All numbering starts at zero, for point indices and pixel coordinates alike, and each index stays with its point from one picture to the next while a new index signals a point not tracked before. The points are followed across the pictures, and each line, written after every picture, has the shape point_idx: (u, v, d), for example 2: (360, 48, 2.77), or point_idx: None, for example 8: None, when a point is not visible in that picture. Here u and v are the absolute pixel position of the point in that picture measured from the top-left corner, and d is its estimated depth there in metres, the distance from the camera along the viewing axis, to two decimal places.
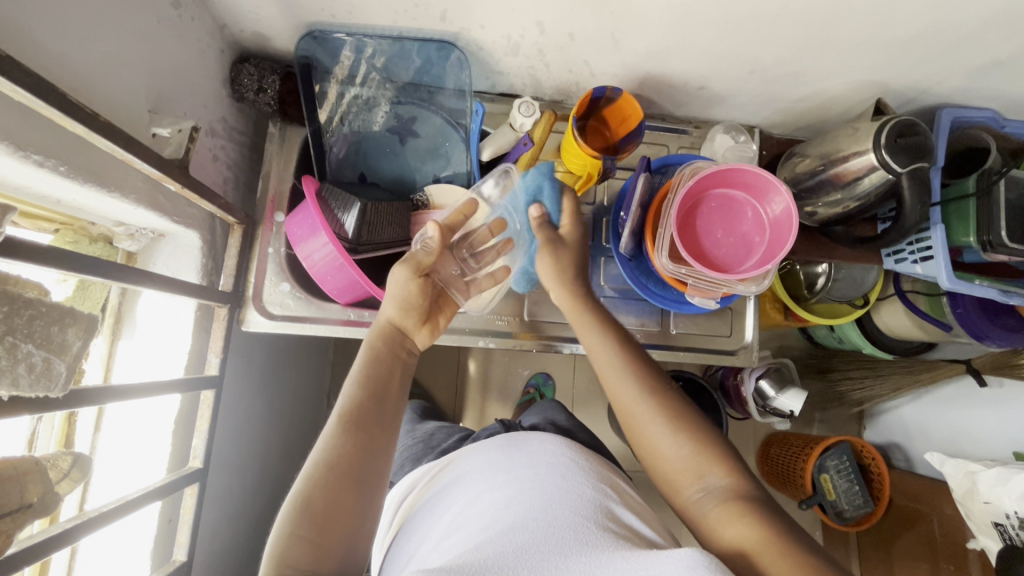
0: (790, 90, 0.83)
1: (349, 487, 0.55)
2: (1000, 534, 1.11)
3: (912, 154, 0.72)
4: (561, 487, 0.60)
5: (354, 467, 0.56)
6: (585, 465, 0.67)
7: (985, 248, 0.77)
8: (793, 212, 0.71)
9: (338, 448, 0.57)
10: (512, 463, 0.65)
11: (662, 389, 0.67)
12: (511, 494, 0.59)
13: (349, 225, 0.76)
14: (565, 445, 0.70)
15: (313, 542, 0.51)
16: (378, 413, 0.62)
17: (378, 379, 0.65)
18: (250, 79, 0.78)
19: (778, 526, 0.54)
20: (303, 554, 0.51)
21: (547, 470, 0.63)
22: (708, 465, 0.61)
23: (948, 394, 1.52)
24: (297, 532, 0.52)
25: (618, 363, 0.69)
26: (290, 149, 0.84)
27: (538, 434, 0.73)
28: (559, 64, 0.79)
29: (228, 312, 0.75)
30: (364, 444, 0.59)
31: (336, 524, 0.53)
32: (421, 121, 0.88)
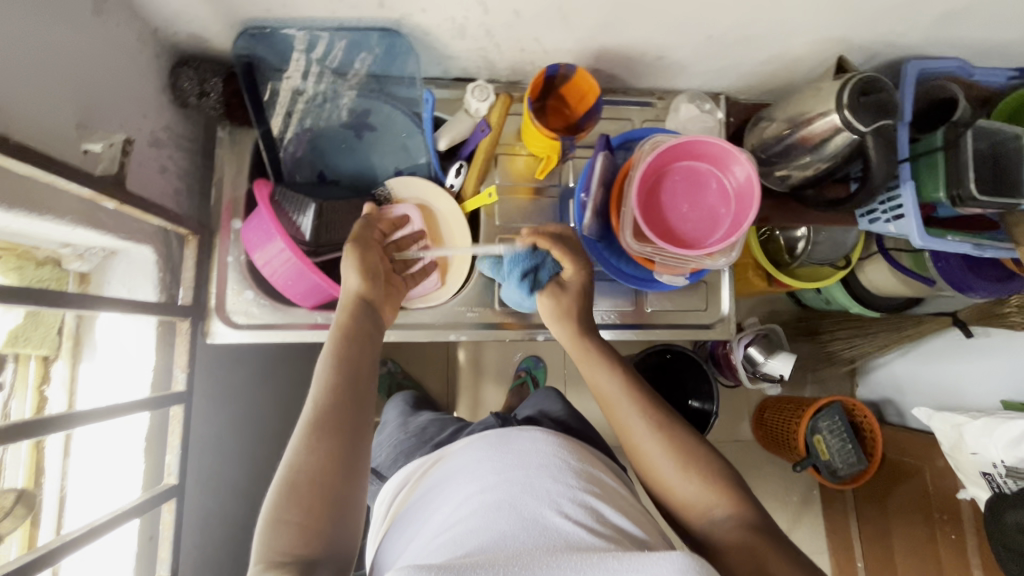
0: (751, 53, 0.80)
1: (327, 485, 0.54)
2: (988, 483, 1.13)
3: (876, 112, 0.70)
4: (550, 490, 0.60)
5: (330, 461, 0.55)
6: (574, 463, 0.66)
7: (955, 202, 0.75)
8: (755, 180, 0.69)
9: (313, 443, 0.56)
10: (505, 464, 0.64)
11: (673, 426, 0.68)
12: (504, 500, 0.58)
13: (305, 226, 0.74)
14: (556, 443, 0.68)
15: (298, 532, 0.52)
16: (345, 414, 0.59)
17: (356, 377, 0.62)
18: (189, 83, 0.75)
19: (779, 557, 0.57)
20: (291, 545, 0.51)
21: (538, 473, 0.63)
22: (715, 496, 0.63)
23: (937, 347, 1.52)
24: (283, 519, 0.52)
25: (626, 402, 0.70)
26: (242, 153, 0.82)
27: (528, 427, 0.71)
28: (510, 43, 0.77)
29: (190, 325, 0.73)
30: (343, 433, 0.57)
31: (321, 510, 0.53)
32: (375, 112, 0.85)
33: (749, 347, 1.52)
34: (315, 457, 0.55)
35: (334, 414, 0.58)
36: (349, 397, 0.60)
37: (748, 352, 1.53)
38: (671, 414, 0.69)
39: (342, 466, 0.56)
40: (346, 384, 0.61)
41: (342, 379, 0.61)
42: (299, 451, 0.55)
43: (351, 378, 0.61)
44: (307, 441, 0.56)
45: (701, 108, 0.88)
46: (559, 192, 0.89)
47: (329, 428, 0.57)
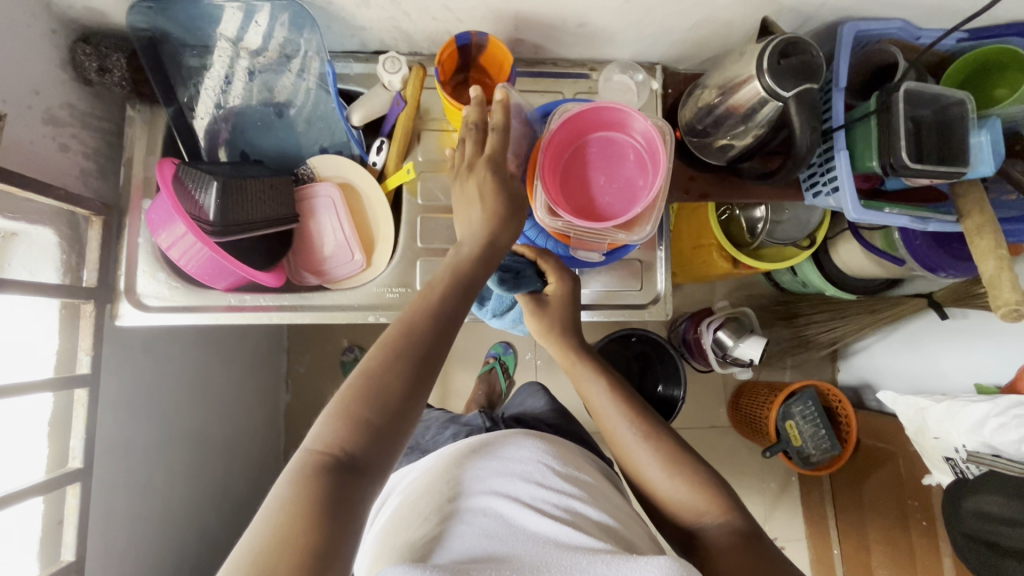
0: (679, 17, 0.76)
1: (393, 402, 0.51)
2: (951, 468, 1.08)
3: (798, 75, 0.66)
4: (530, 498, 0.61)
5: (411, 372, 0.53)
6: (560, 469, 0.67)
7: (888, 171, 0.71)
8: (659, 138, 0.68)
9: (388, 357, 0.53)
10: (492, 473, 0.65)
11: (660, 434, 0.68)
12: (490, 507, 0.61)
13: (209, 205, 0.70)
14: (540, 445, 0.70)
15: (353, 433, 0.49)
16: (430, 347, 0.55)
17: (447, 308, 0.58)
18: (88, 59, 0.73)
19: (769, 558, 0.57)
20: (353, 444, 0.49)
21: (524, 479, 0.64)
22: (705, 502, 0.63)
23: (916, 329, 1.47)
24: (349, 417, 0.50)
25: (612, 410, 0.69)
26: (155, 132, 0.80)
27: (512, 432, 0.72)
28: (419, 11, 0.73)
29: (94, 308, 0.72)
30: (418, 364, 0.54)
31: (380, 420, 0.50)
32: (291, 89, 0.83)
33: (719, 331, 1.49)
34: (398, 374, 0.52)
35: (419, 336, 0.55)
36: (442, 328, 0.57)
37: (717, 336, 1.50)
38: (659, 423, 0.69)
39: (409, 394, 0.52)
40: (443, 312, 0.57)
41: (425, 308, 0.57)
42: (387, 356, 0.53)
43: (449, 311, 0.58)
44: (392, 351, 0.53)
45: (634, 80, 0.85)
46: None
47: (404, 350, 0.54)
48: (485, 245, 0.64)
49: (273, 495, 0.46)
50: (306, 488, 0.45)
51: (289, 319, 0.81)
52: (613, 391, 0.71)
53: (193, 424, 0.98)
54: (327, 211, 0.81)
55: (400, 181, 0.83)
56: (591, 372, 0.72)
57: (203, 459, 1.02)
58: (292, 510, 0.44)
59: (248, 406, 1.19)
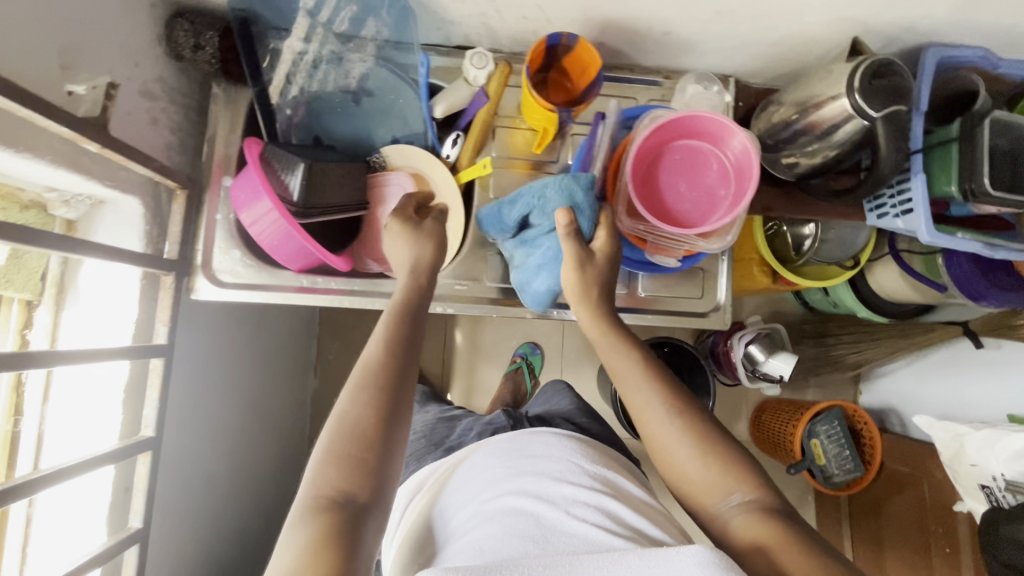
0: (765, 32, 0.77)
1: (373, 434, 0.56)
2: (986, 496, 1.09)
3: (888, 96, 0.67)
4: (565, 497, 0.60)
5: (381, 408, 0.57)
6: (590, 468, 0.66)
7: (968, 197, 0.72)
8: (753, 150, 0.67)
9: (367, 394, 0.57)
10: (517, 470, 0.65)
11: (688, 407, 0.64)
12: (518, 504, 0.59)
13: (294, 186, 0.72)
14: (571, 447, 0.69)
15: (346, 471, 0.53)
16: (395, 385, 0.59)
17: (405, 340, 0.63)
18: (184, 35, 0.74)
19: (800, 532, 0.54)
20: (342, 480, 0.53)
21: (554, 477, 0.63)
22: (732, 482, 0.59)
23: (946, 357, 1.47)
24: (332, 459, 0.54)
25: (640, 383, 0.66)
26: (237, 111, 0.81)
27: (543, 434, 0.72)
28: (511, 9, 0.74)
29: (174, 280, 0.73)
30: (385, 390, 0.58)
31: (364, 455, 0.54)
32: (371, 77, 0.82)
33: (750, 345, 1.48)
34: (369, 406, 0.57)
35: (389, 366, 0.60)
36: (402, 345, 0.63)
37: (748, 350, 1.49)
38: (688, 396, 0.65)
39: (387, 415, 0.57)
40: (400, 341, 0.63)
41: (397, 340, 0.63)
42: (353, 396, 0.58)
43: (405, 338, 0.64)
44: (364, 386, 0.58)
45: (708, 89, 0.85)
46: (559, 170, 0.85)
47: (372, 384, 0.58)
48: (411, 268, 0.71)
49: (282, 545, 0.50)
50: (315, 532, 0.49)
51: (358, 304, 0.82)
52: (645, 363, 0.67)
53: (243, 404, 0.99)
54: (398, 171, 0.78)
55: (472, 175, 0.82)
56: (621, 342, 0.69)
57: (248, 438, 1.02)
58: (302, 551, 0.47)
59: (283, 390, 1.19)
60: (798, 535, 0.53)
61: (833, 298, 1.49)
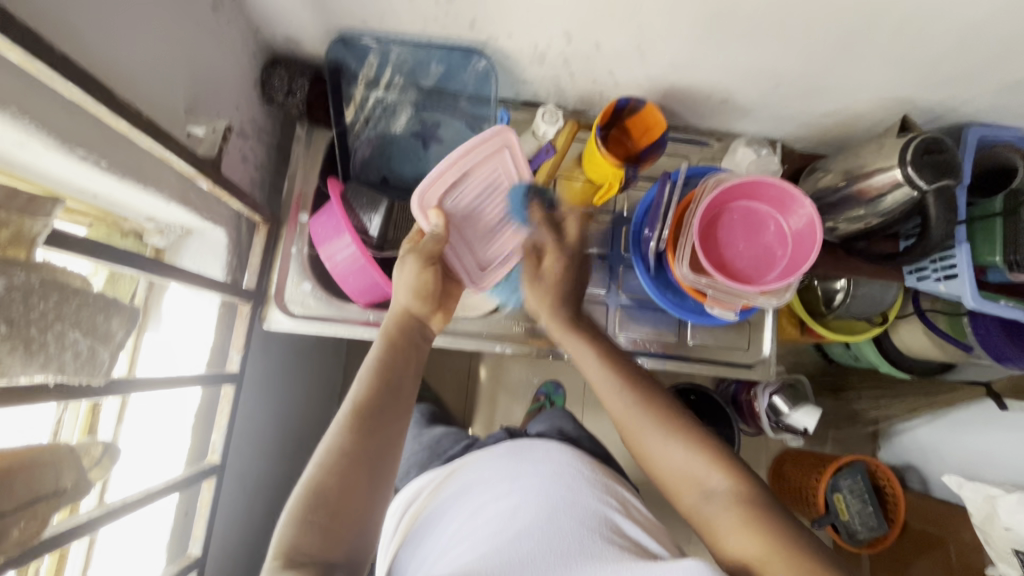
0: (815, 105, 0.83)
1: (354, 483, 0.53)
2: (1020, 561, 1.08)
3: (939, 171, 0.72)
4: (565, 500, 0.57)
5: (364, 462, 0.54)
6: (591, 476, 0.63)
7: (1011, 267, 0.76)
8: (816, 224, 0.73)
9: (352, 438, 0.55)
10: (518, 473, 0.62)
11: (655, 398, 0.64)
12: (521, 507, 0.55)
13: (374, 226, 0.77)
14: (572, 454, 0.67)
15: (321, 534, 0.49)
16: (380, 441, 0.56)
17: (393, 372, 0.62)
18: (280, 82, 0.80)
19: (787, 530, 0.52)
20: (311, 546, 0.49)
21: (552, 480, 0.60)
22: (709, 468, 0.58)
23: (966, 417, 1.47)
24: (308, 519, 0.49)
25: (601, 378, 0.67)
26: (316, 151, 0.86)
27: (543, 441, 0.70)
28: (583, 73, 0.80)
29: (251, 309, 0.76)
30: (376, 436, 0.56)
31: (348, 512, 0.51)
32: (444, 126, 0.88)
33: (774, 396, 1.49)
34: (360, 444, 0.55)
35: (374, 410, 0.58)
36: (394, 394, 0.60)
37: (772, 401, 1.49)
38: (654, 390, 0.65)
39: (372, 461, 0.55)
40: (387, 381, 0.61)
41: (384, 373, 0.61)
42: (337, 443, 0.54)
43: (394, 380, 0.61)
44: (347, 434, 0.55)
45: (758, 152, 0.90)
46: (612, 220, 0.91)
47: (360, 426, 0.56)
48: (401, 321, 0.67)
49: None
50: None
51: None
52: (602, 358, 0.68)
53: (290, 434, 0.99)
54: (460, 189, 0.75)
55: None
56: (574, 336, 0.71)
57: (291, 469, 1.02)
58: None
59: (322, 424, 1.17)
60: (781, 533, 0.52)
61: (854, 351, 1.49)
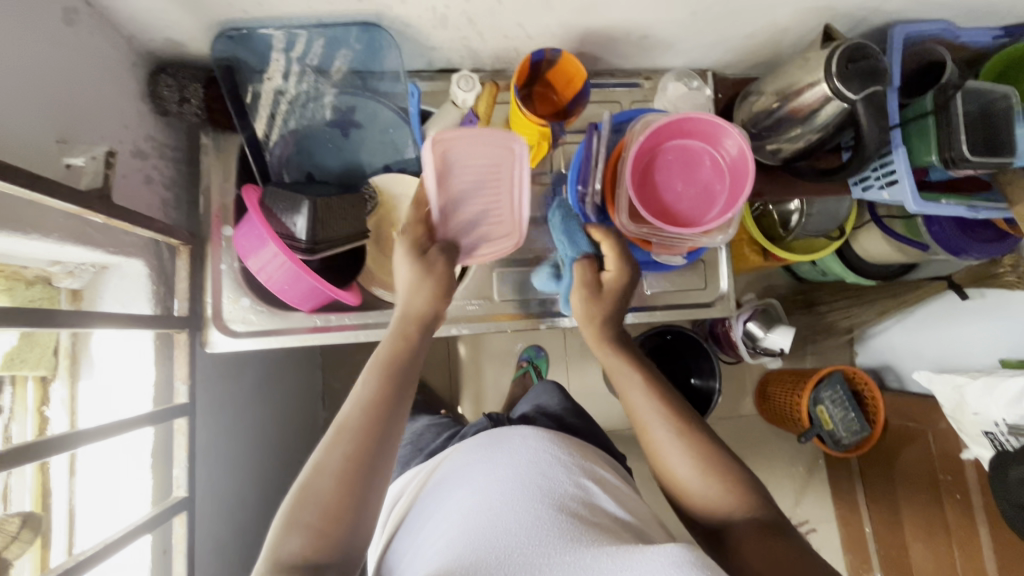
0: (738, 27, 0.80)
1: (347, 489, 0.53)
2: (991, 442, 1.13)
3: (865, 79, 0.70)
4: (539, 486, 0.57)
5: (359, 474, 0.54)
6: (564, 458, 0.63)
7: (948, 164, 0.76)
8: (747, 153, 0.71)
9: (342, 448, 0.55)
10: (491, 463, 0.62)
11: (690, 424, 0.67)
12: (489, 503, 0.55)
13: (300, 225, 0.72)
14: (546, 440, 0.66)
15: (313, 539, 0.51)
16: (369, 451, 0.56)
17: (387, 382, 0.61)
18: (170, 90, 0.73)
19: (805, 555, 0.57)
20: (303, 548, 0.50)
21: (524, 468, 0.60)
22: (734, 494, 0.62)
23: (933, 312, 1.50)
24: (300, 525, 0.51)
25: (648, 409, 0.68)
26: (228, 159, 0.81)
27: (520, 427, 0.69)
28: (493, 30, 0.75)
29: (188, 336, 0.72)
30: (361, 441, 0.56)
31: (338, 515, 0.52)
32: (360, 110, 0.84)
33: (749, 323, 1.51)
34: (348, 454, 0.55)
35: (361, 424, 0.57)
36: (385, 412, 0.59)
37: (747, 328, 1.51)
38: (688, 413, 0.68)
39: (364, 467, 0.55)
40: (386, 396, 0.60)
41: (376, 385, 0.60)
42: (328, 450, 0.55)
43: (397, 393, 0.61)
44: (337, 447, 0.55)
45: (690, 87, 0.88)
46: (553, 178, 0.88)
47: (348, 436, 0.56)
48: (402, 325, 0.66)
49: None
50: None
51: (374, 337, 0.82)
52: (648, 382, 0.70)
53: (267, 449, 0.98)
54: (465, 149, 0.71)
55: None
56: (625, 368, 0.72)
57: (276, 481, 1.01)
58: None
59: (304, 430, 1.17)
60: (802, 557, 0.57)
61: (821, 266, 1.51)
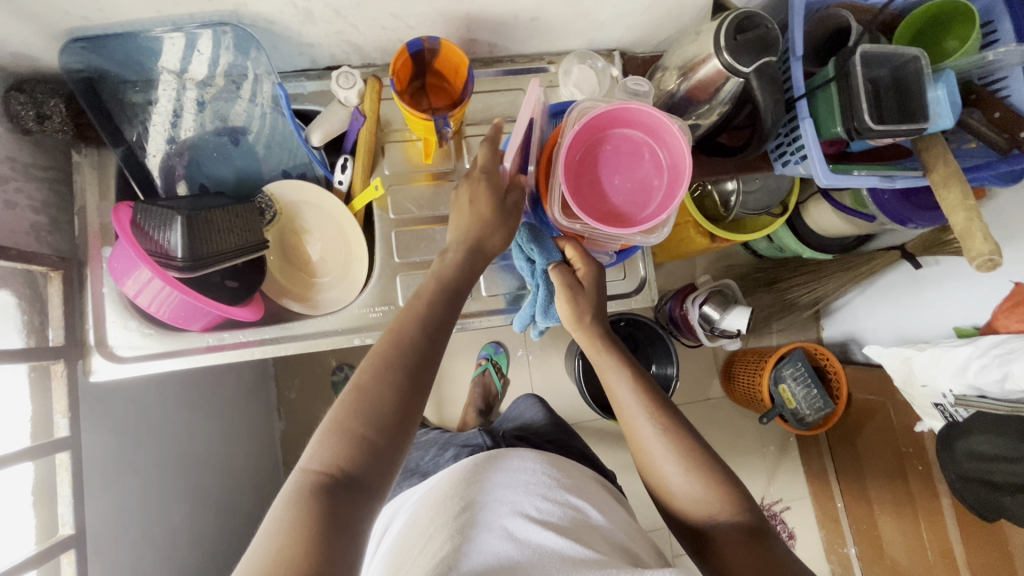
0: (632, 2, 0.75)
1: (384, 413, 0.55)
2: (941, 413, 1.10)
3: (756, 49, 0.66)
4: (544, 507, 0.69)
5: (401, 398, 0.55)
6: (560, 479, 0.77)
7: (853, 135, 0.72)
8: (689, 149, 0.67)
9: (391, 366, 0.57)
10: (497, 484, 0.74)
11: (676, 426, 0.68)
12: (509, 523, 0.66)
13: (176, 242, 0.68)
14: (542, 462, 0.79)
15: (351, 447, 0.53)
16: (404, 380, 0.57)
17: (431, 313, 0.62)
18: (23, 107, 0.68)
19: (787, 558, 0.60)
20: (342, 457, 0.52)
21: (531, 491, 0.72)
22: (717, 499, 0.65)
23: (889, 282, 1.45)
24: (346, 436, 0.53)
25: (635, 405, 0.69)
26: (107, 176, 0.77)
27: (519, 450, 0.82)
28: (367, 22, 0.71)
29: (66, 366, 0.70)
30: (408, 366, 0.57)
31: (381, 426, 0.54)
32: (246, 116, 0.81)
33: (705, 306, 1.46)
34: (391, 377, 0.56)
35: (407, 352, 0.58)
36: (432, 329, 0.61)
37: (703, 311, 1.47)
38: (676, 416, 0.69)
39: (404, 397, 0.56)
40: (431, 321, 0.61)
41: (420, 314, 0.61)
42: (376, 368, 0.57)
43: (443, 326, 0.62)
44: (385, 373, 0.56)
45: (636, 92, 0.75)
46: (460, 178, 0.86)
47: (398, 358, 0.57)
48: (465, 244, 0.68)
49: (268, 524, 0.48)
50: (307, 508, 0.48)
51: (274, 352, 0.79)
52: (638, 388, 0.70)
53: (189, 476, 0.95)
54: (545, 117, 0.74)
55: (369, 198, 0.81)
56: (617, 370, 0.71)
57: (206, 503, 0.99)
58: (291, 528, 0.47)
59: (246, 447, 1.14)
60: (784, 561, 0.60)
61: (776, 242, 1.48)
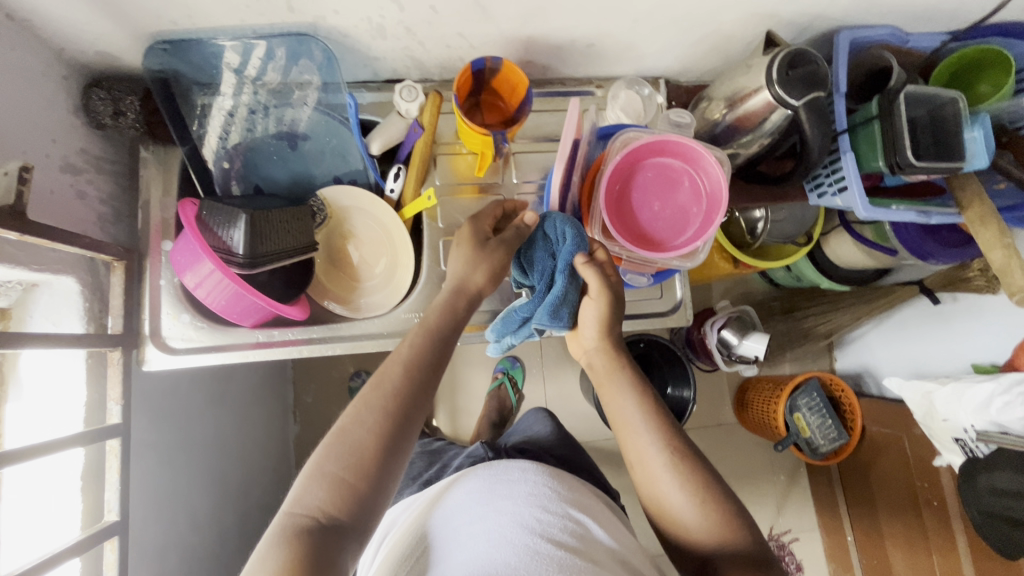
0: (684, 34, 0.79)
1: (371, 457, 0.57)
2: (962, 448, 1.11)
3: (807, 84, 0.69)
4: (540, 518, 0.68)
5: (383, 443, 0.58)
6: (559, 489, 0.75)
7: (895, 170, 0.76)
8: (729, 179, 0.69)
9: (377, 412, 0.59)
10: (495, 495, 0.73)
11: (682, 449, 0.67)
12: (506, 535, 0.66)
13: (238, 240, 0.70)
14: (543, 472, 0.78)
15: (333, 490, 0.55)
16: (391, 427, 0.59)
17: (421, 365, 0.64)
18: (102, 104, 0.72)
19: None
20: (325, 500, 0.55)
21: (528, 503, 0.71)
22: (718, 525, 0.64)
23: (906, 316, 1.47)
24: (331, 478, 0.56)
25: (641, 425, 0.69)
26: (170, 173, 0.80)
27: (518, 460, 0.80)
28: (434, 40, 0.75)
29: (122, 354, 0.72)
30: (392, 412, 0.60)
31: (363, 469, 0.56)
32: (304, 122, 0.84)
33: (723, 331, 1.47)
34: (376, 420, 0.59)
35: (394, 397, 0.60)
36: (420, 382, 0.63)
37: (722, 335, 1.48)
38: (682, 439, 0.68)
39: (388, 442, 0.58)
40: (420, 369, 0.64)
41: (410, 362, 0.64)
42: (358, 413, 0.59)
43: (429, 365, 0.65)
44: (367, 415, 0.59)
45: (678, 124, 0.80)
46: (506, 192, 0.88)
47: (386, 403, 0.60)
48: (453, 291, 0.71)
49: (257, 560, 0.51)
50: (292, 546, 0.51)
51: (317, 352, 0.81)
52: (647, 409, 0.70)
53: (213, 472, 0.95)
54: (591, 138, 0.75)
55: (420, 207, 0.84)
56: (625, 391, 0.71)
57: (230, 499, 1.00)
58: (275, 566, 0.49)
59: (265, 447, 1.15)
60: None
61: (795, 272, 1.50)
